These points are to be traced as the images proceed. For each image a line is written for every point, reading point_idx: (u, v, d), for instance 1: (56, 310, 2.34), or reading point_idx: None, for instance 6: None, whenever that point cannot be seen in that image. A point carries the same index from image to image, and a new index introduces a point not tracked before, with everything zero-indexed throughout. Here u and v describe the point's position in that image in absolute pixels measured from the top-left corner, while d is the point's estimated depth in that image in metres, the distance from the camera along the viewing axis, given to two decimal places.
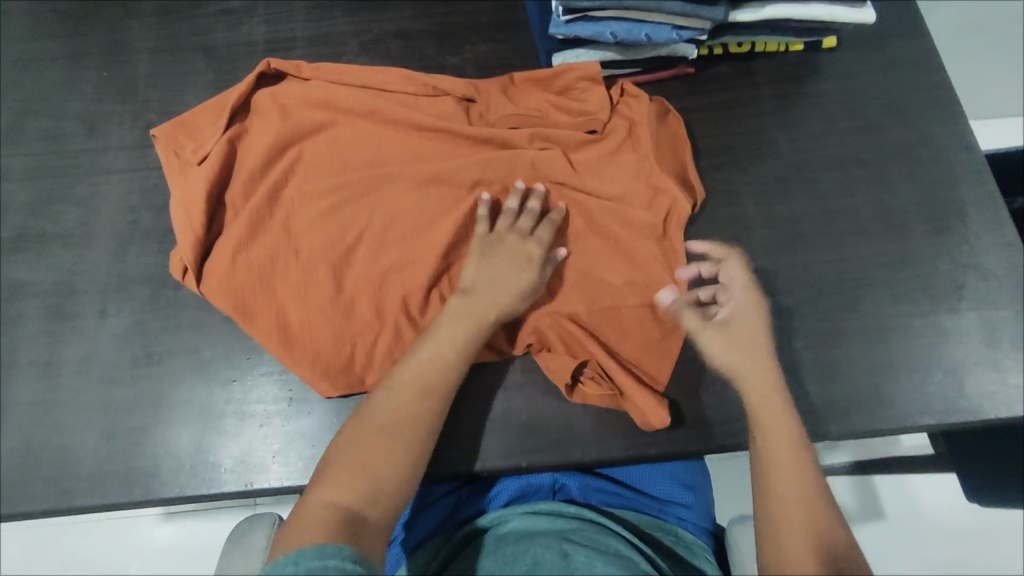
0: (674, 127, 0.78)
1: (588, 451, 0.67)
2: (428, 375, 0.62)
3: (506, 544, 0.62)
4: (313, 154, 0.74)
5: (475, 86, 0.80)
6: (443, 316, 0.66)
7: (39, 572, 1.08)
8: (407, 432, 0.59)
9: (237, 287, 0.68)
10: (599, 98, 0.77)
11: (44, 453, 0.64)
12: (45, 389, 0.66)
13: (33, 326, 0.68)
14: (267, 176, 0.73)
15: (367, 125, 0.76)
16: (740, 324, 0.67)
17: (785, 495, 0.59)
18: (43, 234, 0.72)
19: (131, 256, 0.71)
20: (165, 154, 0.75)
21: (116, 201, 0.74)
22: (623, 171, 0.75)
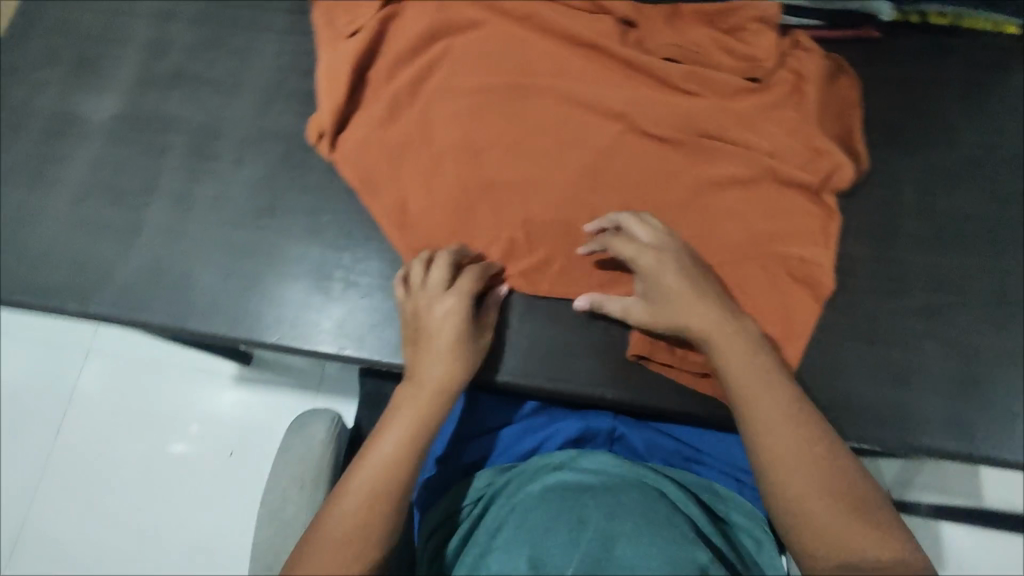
0: (843, 91, 0.72)
1: (680, 402, 0.62)
2: (377, 480, 0.53)
3: (551, 496, 0.59)
4: (460, 49, 0.72)
5: (638, 9, 0.75)
6: (396, 408, 0.57)
7: (119, 400, 1.17)
8: (365, 535, 0.51)
9: (366, 165, 0.70)
10: (769, 45, 0.71)
11: (168, 275, 0.68)
12: (178, 218, 0.70)
13: (176, 159, 0.72)
14: (413, 62, 0.73)
15: (519, 29, 0.73)
16: (677, 282, 0.59)
17: (786, 447, 0.51)
18: (200, 76, 0.76)
19: (274, 113, 0.74)
20: (320, 21, 0.75)
21: (270, 59, 0.76)
22: (778, 126, 0.69)
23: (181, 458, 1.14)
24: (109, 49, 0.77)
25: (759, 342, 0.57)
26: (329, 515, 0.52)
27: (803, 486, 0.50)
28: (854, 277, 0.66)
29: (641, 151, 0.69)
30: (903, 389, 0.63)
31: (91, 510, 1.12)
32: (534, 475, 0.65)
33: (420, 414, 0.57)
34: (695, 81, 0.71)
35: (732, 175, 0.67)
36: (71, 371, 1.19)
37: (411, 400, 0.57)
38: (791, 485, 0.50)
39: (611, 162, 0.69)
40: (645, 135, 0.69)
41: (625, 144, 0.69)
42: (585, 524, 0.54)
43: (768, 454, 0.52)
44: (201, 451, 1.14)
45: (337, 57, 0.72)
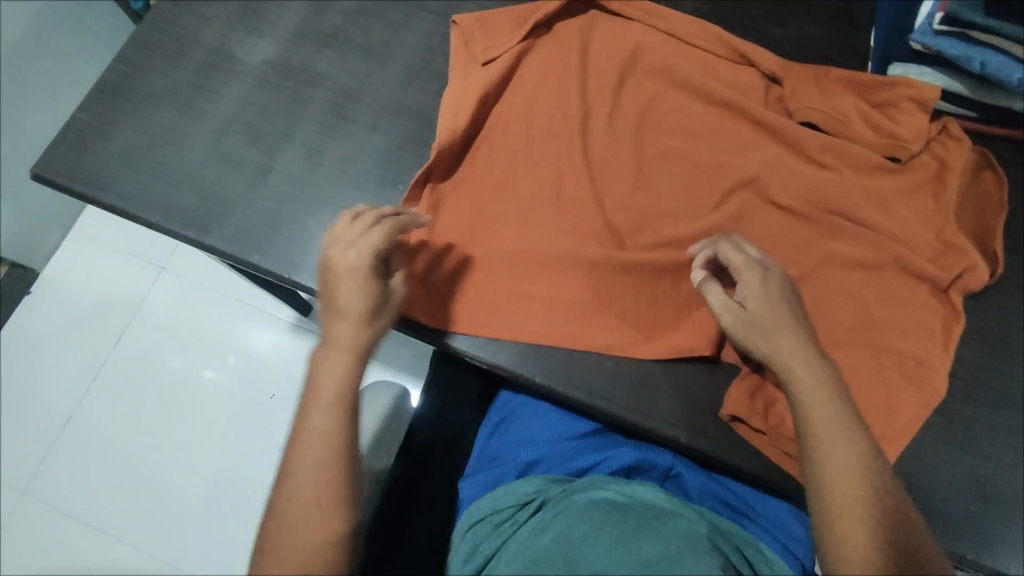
0: (987, 187, 0.70)
1: (751, 462, 0.62)
2: (330, 423, 0.55)
3: (596, 509, 0.60)
4: (602, 71, 0.74)
5: (786, 67, 0.75)
6: (324, 346, 0.58)
7: (179, 317, 1.21)
8: (333, 495, 0.53)
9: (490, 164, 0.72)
10: (919, 127, 0.69)
11: (286, 223, 0.71)
12: (306, 170, 0.73)
13: (315, 114, 0.75)
14: (557, 70, 0.74)
15: (666, 64, 0.74)
16: (763, 301, 0.59)
17: (847, 505, 0.50)
18: (352, 39, 0.78)
19: (414, 90, 0.76)
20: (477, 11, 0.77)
21: (420, 37, 0.79)
22: (909, 211, 0.68)
23: (208, 382, 1.18)
24: None
25: (840, 387, 0.56)
26: (291, 460, 0.54)
27: (862, 548, 0.49)
28: (957, 379, 0.64)
29: (766, 211, 0.69)
30: (992, 506, 0.60)
31: (129, 415, 1.17)
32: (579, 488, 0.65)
33: (349, 347, 0.58)
34: (838, 148, 0.70)
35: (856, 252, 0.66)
36: (142, 281, 1.24)
37: (345, 320, 0.58)
38: (852, 546, 0.49)
39: (733, 209, 0.68)
40: (772, 195, 0.68)
41: (750, 200, 0.69)
42: (624, 545, 0.55)
43: (831, 507, 0.51)
44: (227, 381, 1.18)
45: (489, 53, 0.74)
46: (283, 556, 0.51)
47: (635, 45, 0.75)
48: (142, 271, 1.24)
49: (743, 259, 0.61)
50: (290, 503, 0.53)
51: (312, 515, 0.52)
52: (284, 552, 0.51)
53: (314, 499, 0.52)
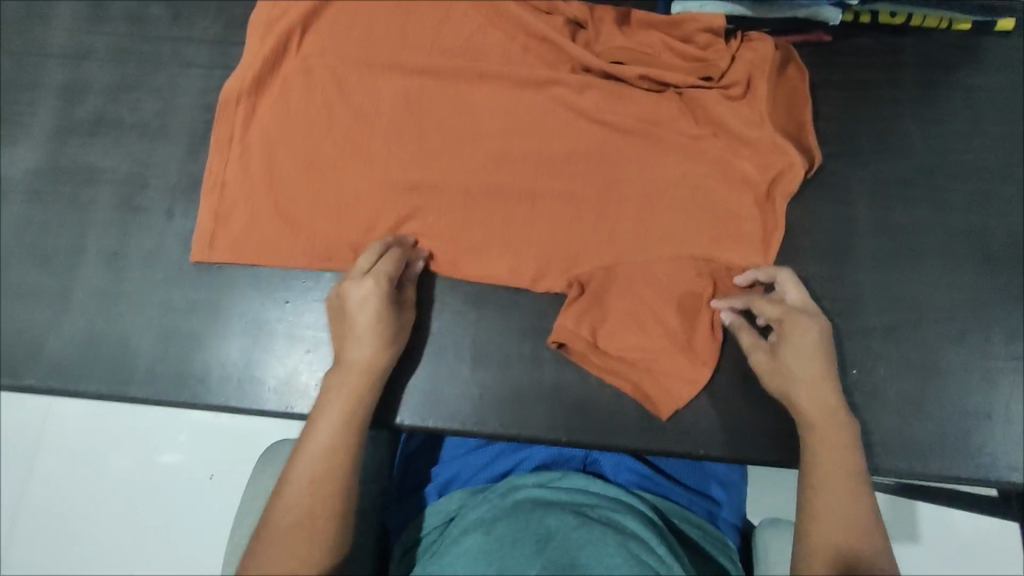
0: (793, 82, 0.70)
1: (635, 440, 0.62)
2: (330, 460, 0.53)
3: (520, 511, 0.58)
4: (399, 76, 0.70)
5: (591, 9, 0.71)
6: (337, 380, 0.57)
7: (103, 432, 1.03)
8: (314, 530, 0.50)
9: (285, 199, 0.67)
10: (717, 43, 0.68)
11: (105, 340, 0.65)
12: (112, 278, 0.67)
13: (104, 215, 0.69)
14: (345, 95, 0.70)
15: (467, 52, 0.71)
16: (798, 362, 0.56)
17: (823, 499, 0.51)
18: (121, 121, 0.71)
19: (203, 157, 0.70)
20: (252, 44, 0.71)
21: (194, 97, 0.72)
22: (726, 125, 0.67)
23: (173, 467, 1.01)
24: (22, 97, 0.73)
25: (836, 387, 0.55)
26: (271, 515, 0.51)
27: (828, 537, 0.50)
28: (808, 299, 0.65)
29: (587, 186, 0.67)
30: (859, 411, 0.63)
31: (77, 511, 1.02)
32: (500, 495, 0.63)
33: (346, 394, 0.56)
34: (640, 96, 0.69)
35: (678, 185, 0.66)
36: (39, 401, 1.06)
37: (362, 330, 0.58)
38: (816, 541, 0.50)
39: (551, 192, 0.67)
40: (584, 161, 0.67)
41: (562, 173, 0.67)
42: (546, 535, 0.54)
43: (809, 490, 0.52)
44: (192, 458, 1.01)
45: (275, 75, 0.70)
46: None
47: (426, 42, 0.72)
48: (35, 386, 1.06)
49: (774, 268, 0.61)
50: (272, 525, 0.50)
51: (300, 535, 0.50)
52: None
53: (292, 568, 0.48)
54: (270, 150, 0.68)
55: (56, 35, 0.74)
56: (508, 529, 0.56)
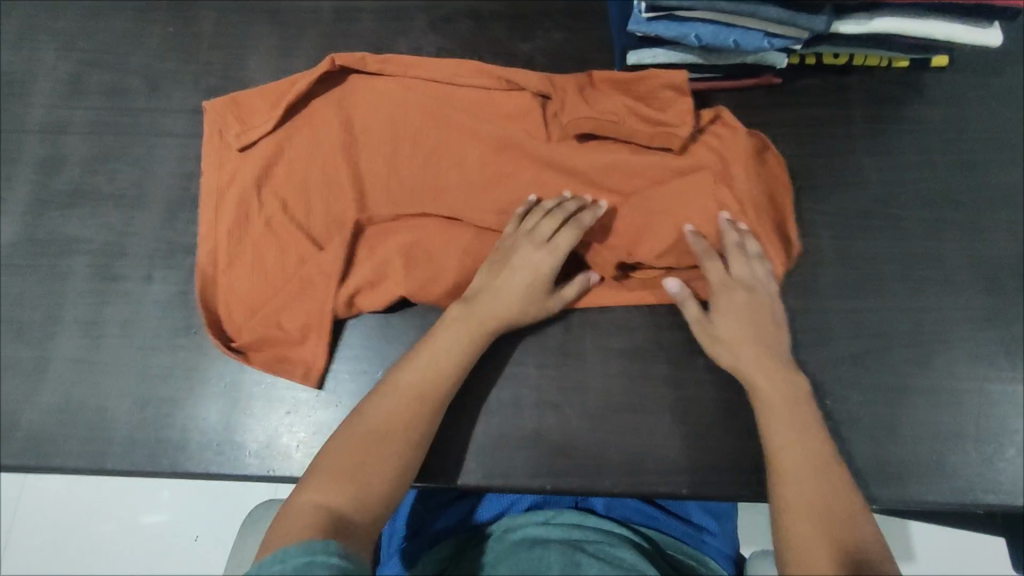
0: (773, 169, 0.68)
1: (619, 481, 0.62)
2: (424, 387, 0.58)
3: (518, 549, 0.58)
4: (365, 159, 0.67)
5: (553, 80, 0.68)
6: (450, 318, 0.62)
7: (84, 499, 1.00)
8: (397, 437, 0.55)
9: (252, 298, 0.65)
10: (685, 109, 0.64)
11: (82, 410, 0.65)
12: (89, 347, 0.67)
13: (81, 284, 0.69)
14: (307, 182, 0.66)
15: (429, 127, 0.66)
16: (739, 322, 0.61)
17: (794, 453, 0.55)
18: (98, 190, 0.73)
19: (180, 223, 0.71)
20: (211, 129, 0.70)
21: (170, 165, 0.74)
22: (690, 209, 0.62)
23: (156, 527, 0.99)
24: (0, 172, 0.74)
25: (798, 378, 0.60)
26: (368, 407, 0.57)
27: (800, 503, 0.53)
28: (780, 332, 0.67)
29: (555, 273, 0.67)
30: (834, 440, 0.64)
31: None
32: (498, 539, 0.63)
33: (479, 328, 0.61)
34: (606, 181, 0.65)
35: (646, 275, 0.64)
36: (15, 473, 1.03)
37: (495, 297, 0.62)
38: (786, 487, 0.54)
39: None
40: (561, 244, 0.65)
41: None
42: (551, 569, 0.54)
43: (778, 463, 0.55)
44: (175, 519, 0.99)
45: (246, 140, 0.68)
46: (318, 482, 0.52)
47: (380, 129, 0.66)
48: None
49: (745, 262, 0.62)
50: (337, 449, 0.54)
51: (401, 426, 0.56)
52: (313, 485, 0.52)
53: (364, 463, 0.53)
54: (230, 252, 0.66)
55: (34, 110, 0.76)
56: (509, 569, 0.55)
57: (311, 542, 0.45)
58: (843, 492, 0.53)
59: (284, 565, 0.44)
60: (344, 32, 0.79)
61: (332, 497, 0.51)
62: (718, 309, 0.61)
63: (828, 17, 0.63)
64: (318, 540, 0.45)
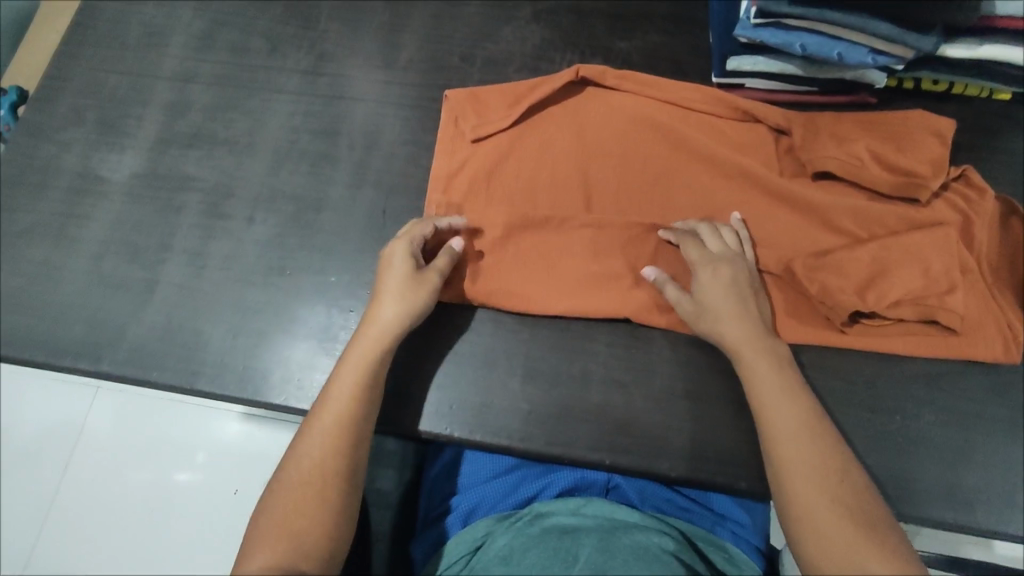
0: (1016, 236, 0.67)
1: (677, 466, 0.63)
2: (319, 466, 0.54)
3: (548, 537, 0.59)
4: (576, 158, 0.71)
5: (791, 116, 0.71)
6: (348, 352, 0.60)
7: (142, 434, 1.06)
8: (319, 482, 0.53)
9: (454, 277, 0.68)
10: (934, 159, 0.66)
11: (179, 331, 0.70)
12: (191, 275, 0.72)
13: (191, 218, 0.75)
14: (504, 170, 0.71)
15: (638, 138, 0.72)
16: (712, 289, 0.61)
17: (790, 457, 0.53)
18: (215, 136, 0.79)
19: (284, 174, 0.76)
20: (446, 117, 0.74)
21: (281, 120, 0.79)
22: (931, 252, 0.62)
23: (185, 487, 1.03)
24: (130, 111, 0.81)
25: (808, 391, 0.57)
26: (294, 451, 0.55)
27: (800, 477, 0.52)
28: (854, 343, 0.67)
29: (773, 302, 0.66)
30: (902, 457, 0.63)
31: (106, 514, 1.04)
32: (528, 523, 0.64)
33: (345, 395, 0.57)
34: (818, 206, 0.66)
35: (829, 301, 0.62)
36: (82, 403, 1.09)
37: (360, 353, 0.60)
38: (793, 487, 0.52)
39: None
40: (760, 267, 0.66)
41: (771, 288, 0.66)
42: (577, 557, 0.54)
43: (767, 427, 0.56)
44: (206, 481, 1.03)
45: (479, 129, 0.72)
46: (268, 517, 0.52)
47: (605, 138, 0.72)
48: (81, 389, 1.09)
49: (718, 237, 0.64)
50: (278, 490, 0.53)
51: (320, 463, 0.54)
52: (271, 514, 0.52)
53: (297, 505, 0.52)
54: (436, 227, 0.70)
55: (166, 59, 0.83)
56: (538, 555, 0.56)
57: None
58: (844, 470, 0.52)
59: None
60: (452, 15, 0.84)
61: (276, 552, 0.49)
62: (702, 289, 0.62)
63: (936, 38, 0.64)
64: None
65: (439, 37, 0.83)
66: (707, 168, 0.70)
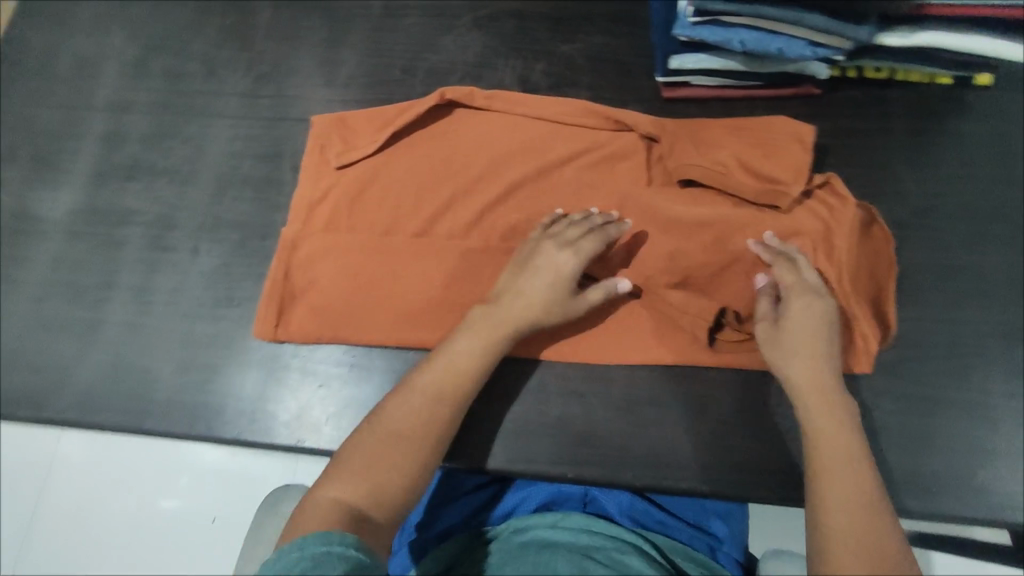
0: (878, 244, 0.67)
1: (641, 475, 0.62)
2: (414, 425, 0.54)
3: (527, 549, 0.57)
4: (442, 184, 0.70)
5: (662, 124, 0.70)
6: (468, 325, 0.60)
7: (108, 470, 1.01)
8: (414, 441, 0.53)
9: (321, 314, 0.66)
10: (793, 164, 0.64)
11: (125, 372, 0.68)
12: (135, 312, 0.70)
13: (132, 253, 0.73)
14: (368, 199, 0.70)
15: (504, 159, 0.70)
16: (796, 320, 0.57)
17: (832, 482, 0.49)
18: (154, 166, 0.77)
19: (228, 201, 0.75)
20: (312, 146, 0.73)
21: (222, 145, 0.77)
22: None
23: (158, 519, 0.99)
24: (65, 145, 0.78)
25: (853, 422, 0.53)
26: (381, 410, 0.55)
27: (845, 506, 0.48)
28: None
29: (638, 322, 0.65)
30: None
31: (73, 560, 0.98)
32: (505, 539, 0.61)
33: (442, 375, 0.57)
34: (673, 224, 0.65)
35: (688, 310, 0.63)
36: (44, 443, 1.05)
37: (483, 325, 0.60)
38: (833, 518, 0.47)
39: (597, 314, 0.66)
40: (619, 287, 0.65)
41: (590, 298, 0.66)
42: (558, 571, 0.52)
43: (813, 466, 0.51)
44: (185, 507, 0.99)
45: (344, 156, 0.71)
46: (353, 467, 0.50)
47: (475, 161, 0.71)
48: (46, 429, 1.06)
49: (796, 270, 0.60)
50: (355, 447, 0.52)
51: (420, 421, 0.54)
52: (340, 483, 0.49)
53: (370, 476, 0.50)
54: (301, 263, 0.68)
55: (100, 89, 0.81)
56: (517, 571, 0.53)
57: (331, 532, 0.43)
58: (892, 533, 0.47)
59: (301, 553, 0.42)
60: (392, 28, 0.83)
61: (348, 495, 0.48)
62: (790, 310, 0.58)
63: (871, 28, 0.64)
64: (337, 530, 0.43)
65: (380, 51, 0.82)
66: (576, 186, 0.69)
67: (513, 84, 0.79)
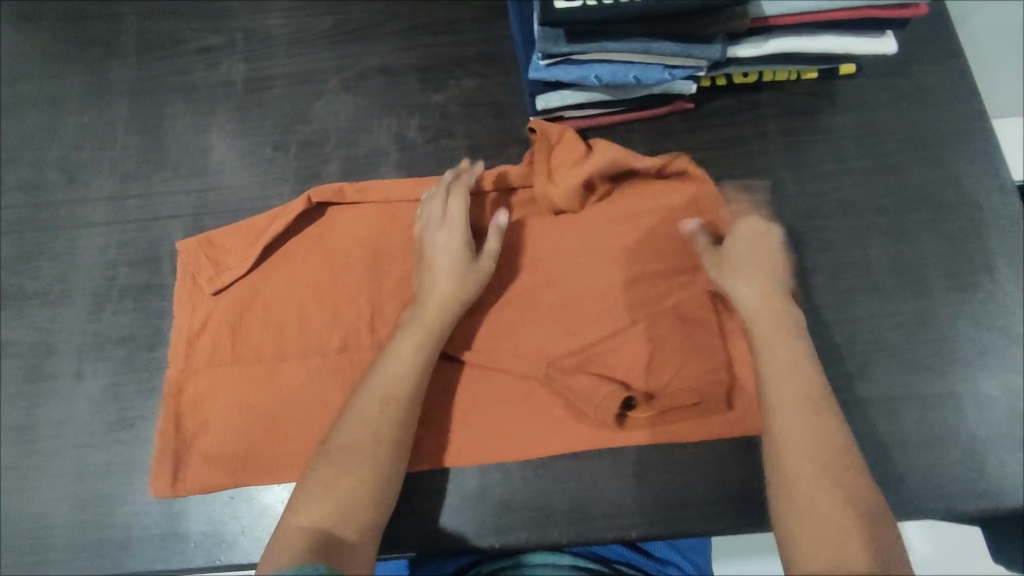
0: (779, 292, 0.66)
1: (566, 531, 0.63)
2: (372, 438, 0.57)
3: None
4: (327, 292, 0.69)
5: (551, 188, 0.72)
6: (406, 325, 0.63)
7: None
8: (373, 453, 0.56)
9: (221, 455, 0.65)
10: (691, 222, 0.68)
11: (21, 520, 0.65)
12: (23, 453, 0.67)
13: (11, 389, 0.69)
14: (252, 319, 0.69)
15: (385, 256, 0.71)
16: (742, 249, 0.65)
17: (785, 408, 0.56)
18: (24, 290, 0.73)
19: (107, 315, 0.71)
20: (183, 270, 0.71)
21: (94, 256, 0.74)
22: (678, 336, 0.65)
23: None
24: None
25: (806, 349, 0.60)
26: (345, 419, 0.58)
27: (792, 435, 0.55)
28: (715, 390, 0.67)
29: (546, 407, 0.66)
30: None
31: None
32: None
33: (395, 378, 0.60)
34: (561, 299, 0.68)
35: (591, 398, 0.63)
36: None
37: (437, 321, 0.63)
38: (784, 443, 0.55)
39: (508, 402, 0.66)
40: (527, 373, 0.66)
41: (505, 388, 0.66)
42: None
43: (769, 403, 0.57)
44: None
45: (217, 281, 0.69)
46: (322, 489, 0.54)
47: (356, 262, 0.70)
48: None
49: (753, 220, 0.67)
50: (322, 470, 0.55)
51: (373, 435, 0.57)
52: (304, 509, 0.53)
53: (331, 501, 0.54)
54: (193, 402, 0.66)
55: None
56: None
57: (300, 566, 0.47)
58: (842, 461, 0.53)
59: None
60: (257, 102, 0.79)
61: (318, 519, 0.53)
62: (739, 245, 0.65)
63: (721, 43, 0.63)
64: (307, 563, 0.47)
65: (249, 128, 0.79)
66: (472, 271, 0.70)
67: (390, 143, 0.77)
